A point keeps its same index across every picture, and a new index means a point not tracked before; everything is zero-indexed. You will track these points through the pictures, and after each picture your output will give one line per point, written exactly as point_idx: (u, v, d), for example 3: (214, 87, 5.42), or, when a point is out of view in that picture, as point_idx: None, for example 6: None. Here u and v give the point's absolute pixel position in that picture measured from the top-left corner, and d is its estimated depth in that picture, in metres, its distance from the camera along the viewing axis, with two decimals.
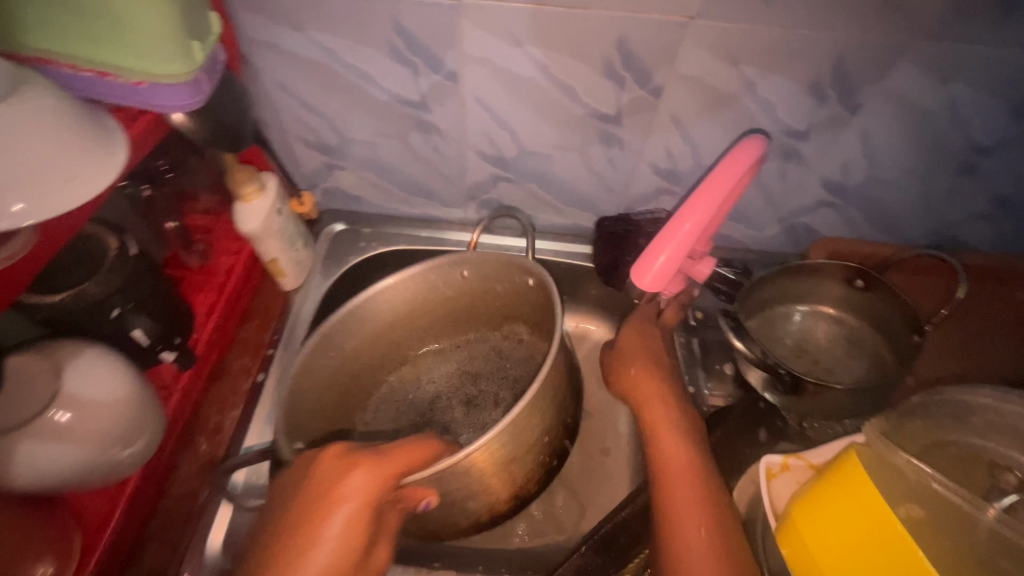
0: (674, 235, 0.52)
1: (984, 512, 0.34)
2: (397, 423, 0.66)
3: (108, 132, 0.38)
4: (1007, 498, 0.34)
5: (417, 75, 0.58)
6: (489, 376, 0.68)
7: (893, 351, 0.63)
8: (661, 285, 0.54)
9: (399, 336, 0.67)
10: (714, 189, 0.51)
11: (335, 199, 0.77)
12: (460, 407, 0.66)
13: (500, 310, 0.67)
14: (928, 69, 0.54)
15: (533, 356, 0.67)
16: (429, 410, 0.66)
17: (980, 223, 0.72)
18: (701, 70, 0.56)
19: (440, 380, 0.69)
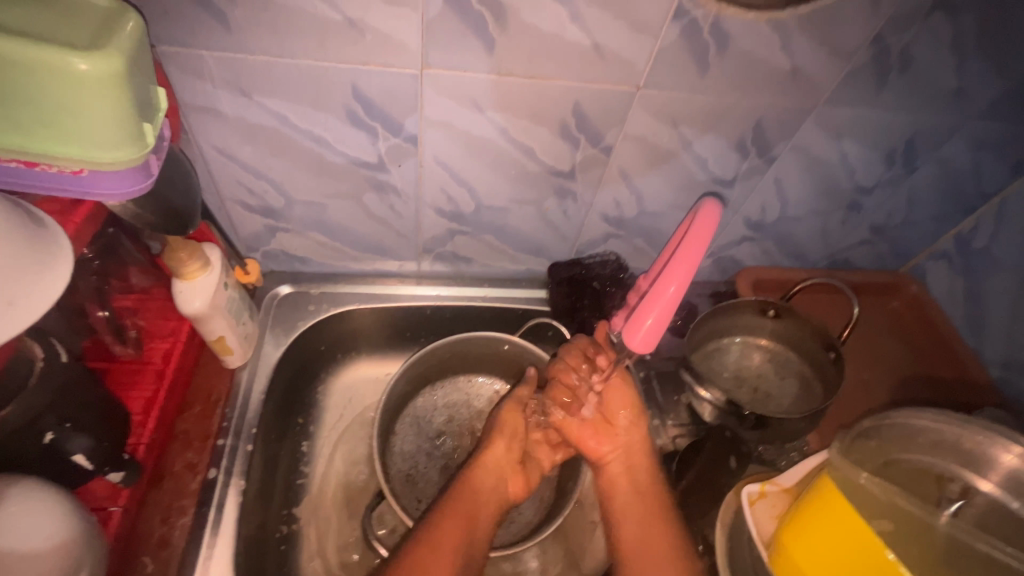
0: (658, 300, 0.52)
1: (936, 518, 0.40)
2: (418, 443, 0.69)
3: (50, 264, 0.33)
4: (955, 503, 0.40)
5: (375, 138, 0.57)
6: (490, 416, 0.73)
7: (814, 371, 0.71)
8: (653, 344, 0.54)
9: (429, 370, 0.70)
10: (692, 253, 0.50)
11: (277, 260, 0.71)
12: (464, 436, 0.71)
13: (500, 367, 0.72)
14: (824, 128, 0.64)
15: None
16: (444, 431, 0.70)
17: (864, 247, 0.85)
18: (646, 132, 0.61)
19: (452, 409, 0.72)
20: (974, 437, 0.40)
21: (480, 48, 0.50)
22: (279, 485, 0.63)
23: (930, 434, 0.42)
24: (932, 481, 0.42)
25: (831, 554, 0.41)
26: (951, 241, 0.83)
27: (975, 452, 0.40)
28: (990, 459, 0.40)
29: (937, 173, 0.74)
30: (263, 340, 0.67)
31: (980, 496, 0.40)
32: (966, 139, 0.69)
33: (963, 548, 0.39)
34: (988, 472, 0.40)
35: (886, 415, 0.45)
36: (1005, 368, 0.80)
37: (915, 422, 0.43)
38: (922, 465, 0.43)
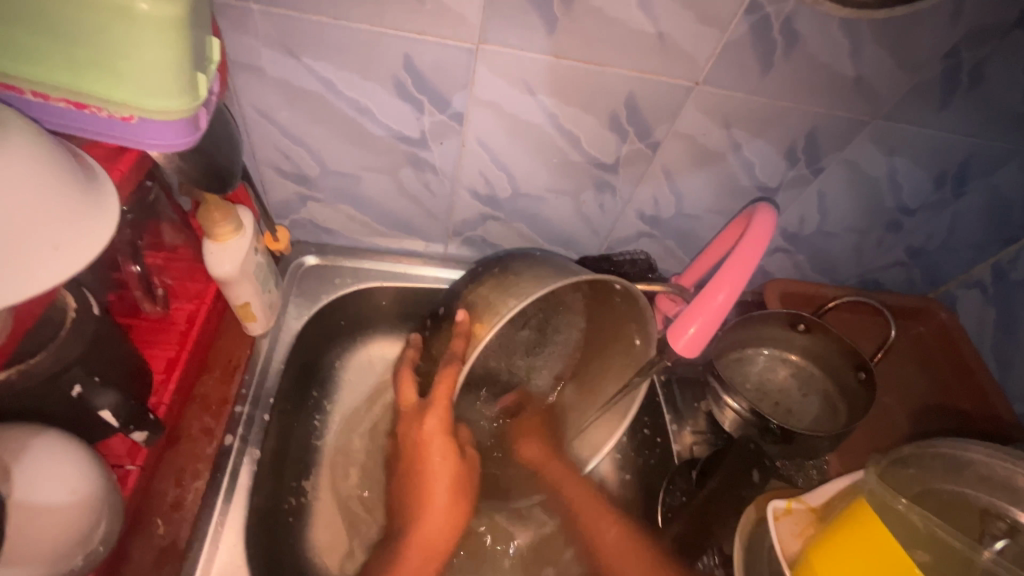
0: (705, 307, 0.51)
1: (979, 553, 0.39)
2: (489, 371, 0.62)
3: (98, 212, 0.32)
4: (999, 541, 0.39)
5: (420, 112, 0.55)
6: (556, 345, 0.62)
7: (839, 390, 0.70)
8: (696, 351, 0.53)
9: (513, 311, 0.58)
10: (743, 262, 0.49)
11: (304, 230, 0.70)
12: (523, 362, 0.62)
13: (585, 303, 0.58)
14: (878, 143, 0.62)
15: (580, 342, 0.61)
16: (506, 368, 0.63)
17: (897, 269, 0.84)
18: (697, 130, 0.59)
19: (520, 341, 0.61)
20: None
21: (541, 26, 0.48)
22: (292, 458, 0.62)
23: (977, 467, 0.41)
24: (975, 515, 0.41)
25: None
26: (986, 270, 0.82)
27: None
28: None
29: (985, 200, 0.72)
30: (284, 310, 0.66)
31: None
32: (1019, 166, 0.67)
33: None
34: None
35: (933, 445, 0.44)
36: None
37: (963, 454, 0.42)
38: (965, 498, 0.41)
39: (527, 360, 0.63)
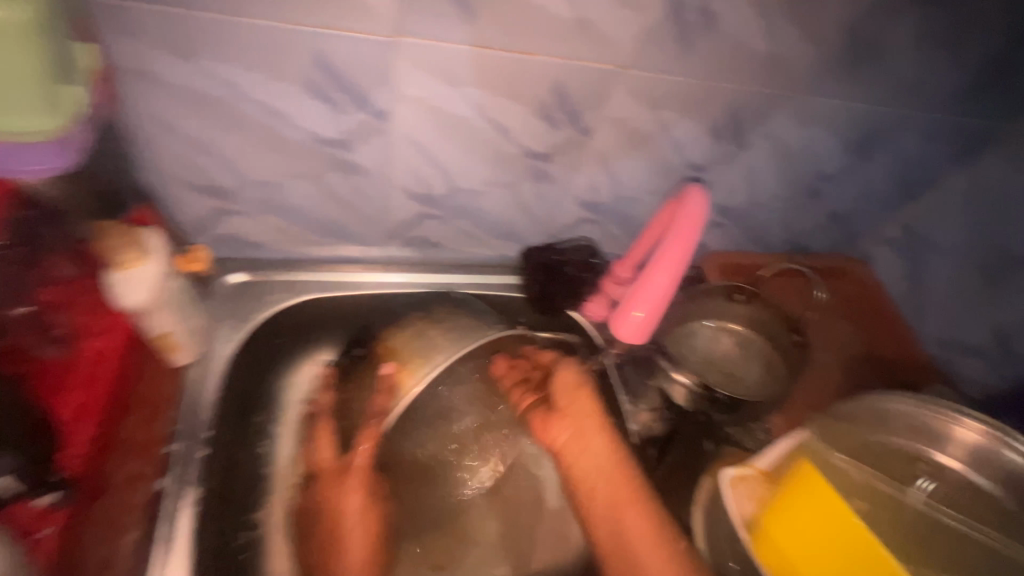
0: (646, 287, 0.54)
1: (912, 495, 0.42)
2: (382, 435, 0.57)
3: None
4: (928, 483, 0.43)
5: (339, 111, 0.52)
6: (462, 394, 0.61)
7: (779, 353, 0.73)
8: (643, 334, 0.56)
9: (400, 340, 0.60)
10: (682, 243, 0.51)
11: (228, 246, 0.65)
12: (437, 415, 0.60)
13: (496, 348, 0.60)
14: (795, 115, 0.65)
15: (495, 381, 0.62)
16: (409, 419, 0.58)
17: (822, 232, 0.89)
18: (627, 113, 0.59)
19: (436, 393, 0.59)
20: (943, 417, 0.43)
21: (457, 14, 0.46)
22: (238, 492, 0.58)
23: (903, 415, 0.44)
24: (905, 461, 0.45)
25: (815, 543, 0.42)
26: (897, 227, 0.89)
27: (941, 431, 0.43)
28: (957, 440, 0.43)
29: (891, 162, 0.78)
30: (215, 332, 0.61)
31: (948, 474, 0.43)
32: (918, 129, 0.73)
33: (933, 521, 0.41)
34: (955, 452, 0.43)
35: (862, 399, 0.47)
36: (941, 346, 0.85)
37: (888, 406, 0.45)
38: (895, 446, 0.45)
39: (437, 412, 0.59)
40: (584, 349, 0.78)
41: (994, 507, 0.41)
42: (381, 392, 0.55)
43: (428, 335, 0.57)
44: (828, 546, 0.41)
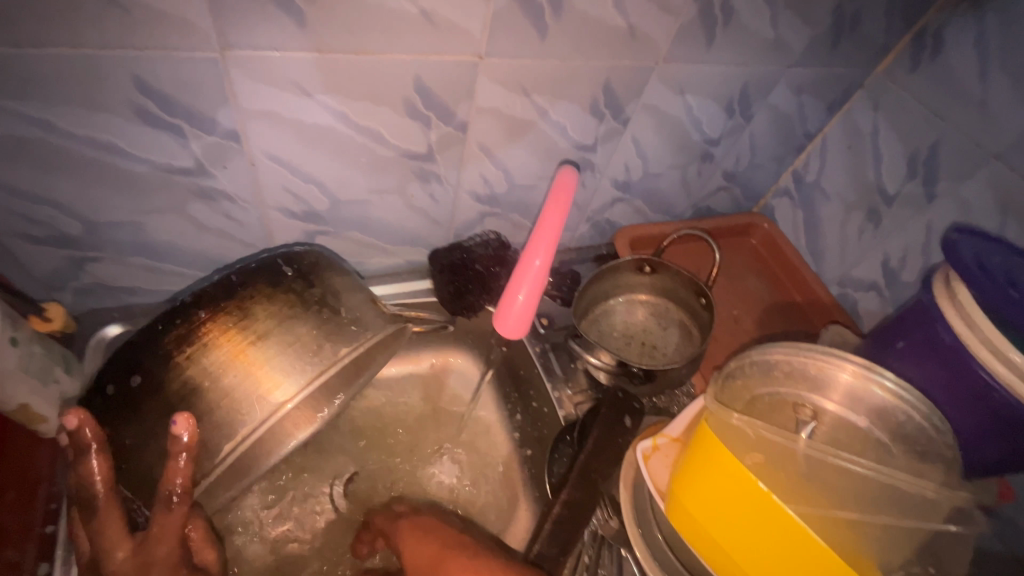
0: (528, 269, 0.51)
1: (796, 442, 0.45)
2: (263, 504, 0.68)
3: None
4: (807, 426, 0.46)
5: (183, 137, 0.48)
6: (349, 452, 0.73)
7: (692, 317, 0.75)
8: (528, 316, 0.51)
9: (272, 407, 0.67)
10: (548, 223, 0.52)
11: (97, 296, 0.60)
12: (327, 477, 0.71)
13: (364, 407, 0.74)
14: (668, 86, 0.66)
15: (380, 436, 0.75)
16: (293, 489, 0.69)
17: (722, 193, 0.92)
18: (499, 103, 0.58)
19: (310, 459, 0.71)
20: (818, 361, 0.48)
21: (287, 21, 0.43)
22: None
23: (783, 366, 0.49)
24: (788, 408, 0.48)
25: (718, 503, 0.43)
26: (790, 179, 0.94)
27: (817, 376, 0.48)
28: (835, 383, 0.48)
29: (771, 119, 0.81)
30: None
31: (826, 415, 0.48)
32: (788, 84, 0.76)
33: (821, 461, 0.44)
34: (833, 395, 0.48)
35: (748, 355, 0.50)
36: (840, 285, 0.90)
37: (769, 357, 0.50)
38: (779, 395, 0.49)
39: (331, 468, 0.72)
40: (506, 343, 0.78)
41: (865, 439, 0.47)
42: (183, 458, 0.44)
43: (267, 365, 0.46)
44: (729, 504, 0.43)
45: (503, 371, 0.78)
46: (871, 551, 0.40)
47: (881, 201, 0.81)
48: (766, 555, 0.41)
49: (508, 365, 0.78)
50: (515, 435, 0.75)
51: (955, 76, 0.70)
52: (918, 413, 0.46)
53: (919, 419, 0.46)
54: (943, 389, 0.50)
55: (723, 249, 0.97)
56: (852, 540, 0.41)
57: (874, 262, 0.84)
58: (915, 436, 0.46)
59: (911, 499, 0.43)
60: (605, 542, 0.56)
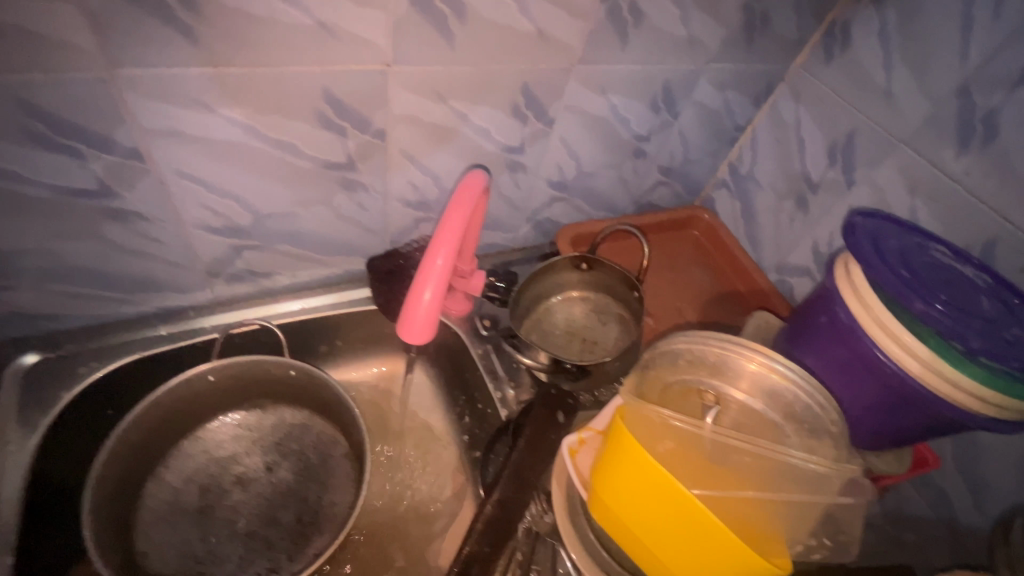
0: (430, 273, 0.46)
1: (703, 427, 0.46)
2: (182, 536, 0.62)
3: None
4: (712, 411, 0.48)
5: (81, 158, 0.47)
6: (250, 449, 0.68)
7: (629, 310, 0.76)
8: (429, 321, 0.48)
9: (182, 408, 0.65)
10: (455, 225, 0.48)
11: (12, 326, 0.58)
12: (233, 487, 0.66)
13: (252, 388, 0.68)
14: (588, 86, 0.68)
15: (281, 420, 0.71)
16: (205, 503, 0.64)
17: (661, 188, 0.94)
18: (416, 110, 0.58)
19: (198, 469, 0.66)
20: (716, 349, 0.50)
21: (176, 38, 0.43)
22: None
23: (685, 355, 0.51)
24: (694, 396, 0.50)
25: (632, 493, 0.45)
26: (726, 171, 0.96)
27: (717, 362, 0.50)
28: (738, 370, 0.49)
29: (698, 114, 0.83)
30: (5, 432, 0.57)
31: (730, 401, 0.49)
32: (710, 80, 0.78)
33: (725, 445, 0.46)
34: (739, 382, 0.50)
35: (656, 346, 0.52)
36: (778, 271, 0.93)
37: (674, 347, 0.52)
38: (686, 382, 0.51)
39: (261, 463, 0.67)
40: (450, 347, 0.78)
41: (769, 423, 0.49)
42: None
43: None
44: (642, 494, 0.44)
45: (448, 375, 0.78)
46: (772, 527, 0.43)
47: (807, 189, 0.84)
48: (676, 539, 0.43)
49: (453, 368, 0.78)
50: (463, 437, 0.76)
51: (863, 67, 0.73)
52: (806, 394, 0.48)
53: (808, 399, 0.48)
54: (848, 367, 0.53)
55: (667, 243, 0.99)
56: (755, 518, 0.43)
57: (805, 248, 0.87)
58: (808, 417, 0.48)
59: (811, 476, 0.45)
60: (539, 537, 0.57)
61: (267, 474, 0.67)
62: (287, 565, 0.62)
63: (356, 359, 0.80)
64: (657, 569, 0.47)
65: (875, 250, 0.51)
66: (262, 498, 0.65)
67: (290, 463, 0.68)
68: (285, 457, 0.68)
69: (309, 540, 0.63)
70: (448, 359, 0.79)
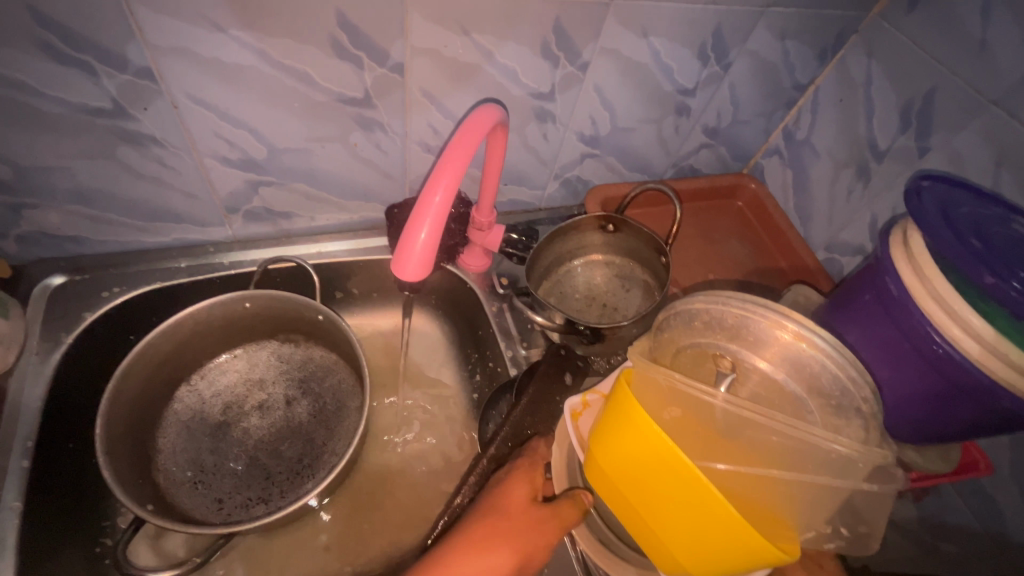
0: (426, 211, 0.44)
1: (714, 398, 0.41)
2: (194, 446, 0.64)
3: None
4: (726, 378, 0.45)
5: (95, 75, 0.47)
6: (277, 379, 0.70)
7: (655, 277, 0.72)
8: (430, 262, 0.46)
9: (215, 332, 0.66)
10: (459, 156, 0.44)
11: (41, 246, 0.60)
12: (253, 411, 0.67)
13: (285, 321, 0.68)
14: (628, 25, 0.61)
15: (310, 358, 0.71)
16: (224, 420, 0.66)
17: (705, 151, 0.87)
18: (437, 42, 0.55)
19: (225, 386, 0.68)
20: (735, 310, 0.45)
21: None
22: (92, 485, 0.60)
23: (700, 316, 0.47)
24: (710, 361, 0.47)
25: (631, 458, 0.41)
26: (780, 136, 0.87)
27: (736, 326, 0.46)
28: (765, 338, 0.44)
29: (751, 67, 0.75)
30: (28, 345, 0.59)
31: (751, 370, 0.45)
32: (769, 26, 0.70)
33: (741, 419, 0.41)
34: (763, 350, 0.45)
35: (672, 306, 0.49)
36: (828, 249, 0.85)
37: (690, 307, 0.48)
38: (701, 346, 0.47)
39: (282, 391, 0.69)
40: (464, 304, 0.76)
41: (790, 398, 0.44)
42: None
43: None
44: (640, 462, 0.41)
45: (463, 331, 0.77)
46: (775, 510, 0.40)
47: (870, 157, 0.75)
48: (672, 512, 0.40)
49: (467, 325, 0.77)
50: (473, 395, 0.75)
51: (955, 13, 0.63)
52: (837, 367, 0.42)
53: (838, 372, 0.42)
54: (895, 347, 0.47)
55: (706, 212, 0.92)
56: (761, 501, 0.40)
57: (861, 223, 0.79)
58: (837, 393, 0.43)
59: (837, 464, 0.40)
60: None
61: (285, 407, 0.68)
62: (277, 500, 0.62)
63: (370, 309, 0.80)
64: (650, 541, 0.44)
65: (941, 216, 0.44)
66: (273, 429, 0.66)
67: (308, 402, 0.68)
68: (306, 394, 0.69)
69: (302, 480, 0.64)
70: (462, 316, 0.77)
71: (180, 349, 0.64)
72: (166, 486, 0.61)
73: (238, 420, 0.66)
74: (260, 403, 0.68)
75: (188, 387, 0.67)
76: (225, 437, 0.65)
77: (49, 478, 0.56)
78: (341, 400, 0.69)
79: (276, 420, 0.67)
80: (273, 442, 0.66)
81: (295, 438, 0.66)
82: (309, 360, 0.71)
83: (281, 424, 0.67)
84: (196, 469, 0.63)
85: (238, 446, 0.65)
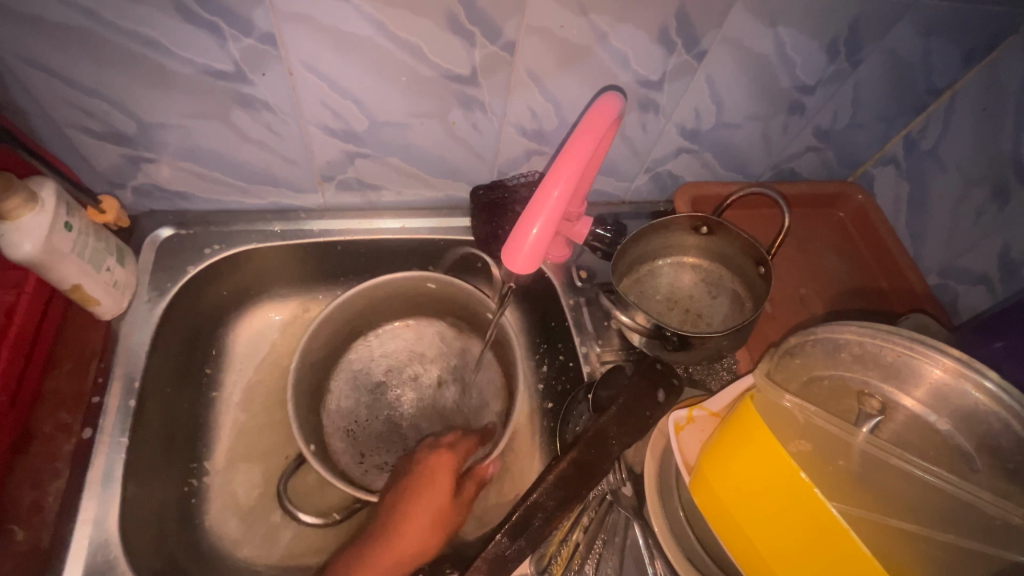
0: (541, 205, 0.43)
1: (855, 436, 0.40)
2: (353, 414, 0.67)
3: None
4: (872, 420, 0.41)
5: (221, 38, 0.48)
6: (424, 358, 0.71)
7: (746, 287, 0.68)
8: (539, 255, 0.45)
9: (371, 306, 0.69)
10: (578, 150, 0.43)
11: (153, 198, 0.64)
12: (401, 388, 0.69)
13: (436, 302, 0.70)
14: (757, 14, 0.56)
15: (447, 339, 0.73)
16: (379, 394, 0.69)
17: (811, 155, 0.80)
18: (552, 21, 0.52)
19: (377, 359, 0.71)
20: (896, 348, 0.41)
21: None
22: (181, 428, 0.64)
23: (851, 348, 0.43)
24: (853, 398, 0.43)
25: (751, 485, 0.41)
26: (900, 144, 0.79)
27: (895, 364, 0.41)
28: (920, 377, 0.40)
29: (883, 66, 0.67)
30: (137, 292, 0.63)
31: (897, 411, 0.41)
32: (914, 22, 0.62)
33: (878, 461, 0.39)
34: (916, 391, 0.41)
35: (812, 332, 0.45)
36: (942, 274, 0.77)
37: (836, 336, 0.43)
38: (842, 380, 0.44)
39: (426, 371, 0.71)
40: (540, 294, 0.75)
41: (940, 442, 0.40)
42: None
43: None
44: (759, 477, 0.40)
45: (535, 321, 0.76)
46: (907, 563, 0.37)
47: (1013, 177, 0.67)
48: (789, 535, 0.39)
49: (541, 315, 0.75)
50: (539, 386, 0.74)
51: None
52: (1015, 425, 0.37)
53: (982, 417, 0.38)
54: None
55: (802, 219, 0.85)
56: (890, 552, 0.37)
57: (989, 250, 0.71)
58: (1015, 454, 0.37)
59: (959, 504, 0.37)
60: (613, 505, 0.55)
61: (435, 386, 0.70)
62: None
63: None
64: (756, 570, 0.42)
65: None
66: (421, 408, 0.68)
67: (455, 385, 0.70)
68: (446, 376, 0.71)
69: None
70: (536, 305, 0.76)
71: (344, 321, 0.67)
72: (326, 449, 0.65)
73: (390, 396, 0.69)
74: (409, 381, 0.70)
75: (345, 358, 0.70)
76: (377, 411, 0.68)
77: (149, 418, 0.60)
78: (414, 376, 0.70)
79: (425, 399, 0.69)
80: (417, 420, 0.68)
81: (438, 418, 0.68)
82: (447, 341, 0.73)
83: (430, 405, 0.69)
84: (352, 437, 0.66)
85: (389, 421, 0.67)
